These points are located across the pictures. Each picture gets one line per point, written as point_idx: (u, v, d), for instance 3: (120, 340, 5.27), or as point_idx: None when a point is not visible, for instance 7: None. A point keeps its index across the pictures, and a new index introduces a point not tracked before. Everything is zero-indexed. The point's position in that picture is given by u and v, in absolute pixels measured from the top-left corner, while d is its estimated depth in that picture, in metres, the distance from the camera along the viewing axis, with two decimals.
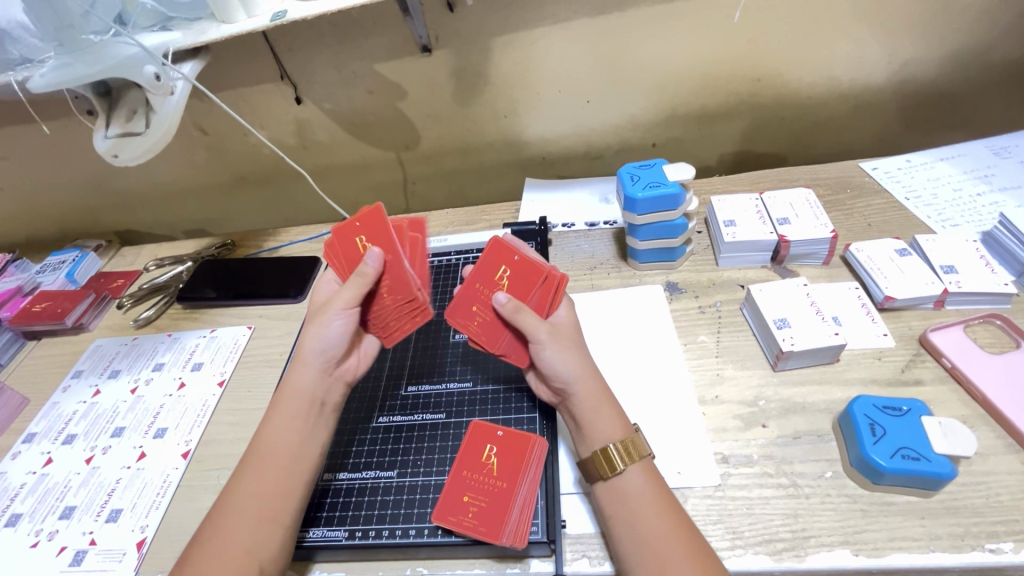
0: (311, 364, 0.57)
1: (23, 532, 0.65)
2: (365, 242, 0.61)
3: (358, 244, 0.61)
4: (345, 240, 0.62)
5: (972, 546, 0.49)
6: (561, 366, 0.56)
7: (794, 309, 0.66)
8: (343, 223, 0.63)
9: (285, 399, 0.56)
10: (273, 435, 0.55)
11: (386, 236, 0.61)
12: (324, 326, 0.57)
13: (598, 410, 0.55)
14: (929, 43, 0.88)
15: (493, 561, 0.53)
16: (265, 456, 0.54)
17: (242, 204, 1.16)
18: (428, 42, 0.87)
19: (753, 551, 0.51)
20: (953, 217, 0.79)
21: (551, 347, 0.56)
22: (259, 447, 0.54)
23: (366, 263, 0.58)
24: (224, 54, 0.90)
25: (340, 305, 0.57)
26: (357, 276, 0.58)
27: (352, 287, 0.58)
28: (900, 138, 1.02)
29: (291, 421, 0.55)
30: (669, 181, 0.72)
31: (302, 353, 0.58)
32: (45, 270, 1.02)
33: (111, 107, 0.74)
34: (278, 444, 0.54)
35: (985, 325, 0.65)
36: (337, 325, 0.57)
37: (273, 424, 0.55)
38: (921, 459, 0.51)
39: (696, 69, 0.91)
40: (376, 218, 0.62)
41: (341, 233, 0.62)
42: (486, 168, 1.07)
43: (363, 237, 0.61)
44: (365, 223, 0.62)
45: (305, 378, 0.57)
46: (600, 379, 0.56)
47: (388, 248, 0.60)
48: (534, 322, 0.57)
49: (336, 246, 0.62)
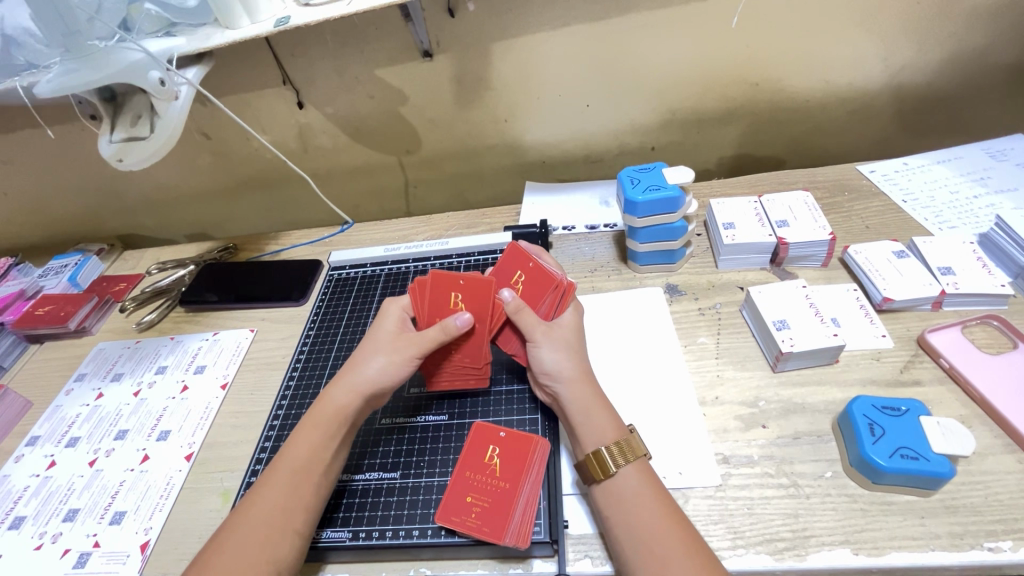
0: (356, 390, 0.58)
1: (27, 535, 0.65)
2: (459, 302, 0.61)
3: (450, 299, 0.62)
4: (440, 293, 0.62)
5: (971, 545, 0.49)
6: (552, 365, 0.58)
7: (793, 311, 0.67)
8: (444, 273, 0.62)
9: (321, 419, 0.57)
10: (300, 449, 0.55)
11: (482, 305, 0.61)
12: (385, 360, 0.59)
13: (589, 413, 0.55)
14: (924, 47, 0.89)
15: (496, 561, 0.53)
16: (288, 466, 0.54)
17: (244, 208, 1.17)
18: (429, 47, 0.88)
19: (754, 551, 0.51)
20: (950, 219, 0.79)
21: (545, 347, 0.59)
22: (284, 460, 0.55)
23: (456, 323, 0.59)
24: (227, 59, 0.91)
25: (411, 353, 0.59)
26: (439, 330, 0.59)
27: (432, 338, 0.59)
28: (897, 141, 1.02)
29: (320, 436, 0.56)
30: (669, 184, 0.73)
31: (352, 377, 0.59)
32: (48, 274, 1.03)
33: (115, 112, 0.75)
34: (302, 456, 0.55)
35: (982, 326, 0.66)
36: (400, 367, 0.59)
37: (301, 439, 0.56)
38: (919, 459, 0.51)
39: (694, 73, 0.92)
40: (483, 287, 0.61)
41: (439, 280, 0.62)
42: (487, 172, 1.08)
43: (459, 294, 0.61)
44: (469, 284, 0.61)
45: (347, 403, 0.57)
46: (592, 384, 0.57)
47: (479, 313, 0.61)
48: (533, 325, 0.59)
49: (430, 292, 0.62)
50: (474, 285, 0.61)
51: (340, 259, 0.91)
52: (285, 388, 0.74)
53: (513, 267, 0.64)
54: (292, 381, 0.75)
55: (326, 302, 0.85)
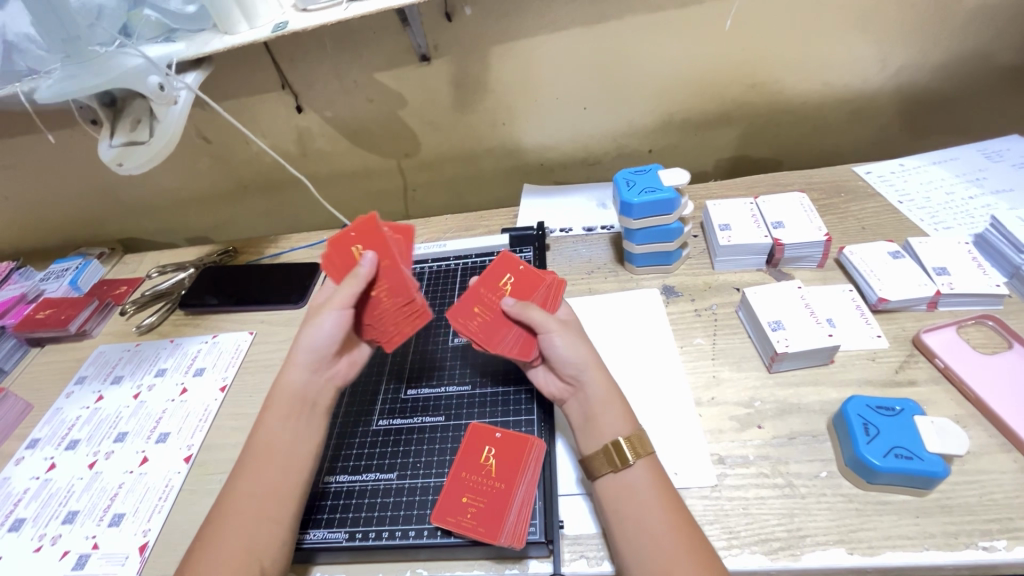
0: (305, 364, 0.58)
1: (27, 537, 0.66)
2: (361, 250, 0.61)
3: (354, 251, 0.62)
4: (343, 251, 0.62)
5: (965, 544, 0.49)
6: (570, 355, 0.57)
7: (788, 311, 0.67)
8: (344, 233, 0.63)
9: (279, 401, 0.57)
10: (266, 435, 0.55)
11: (383, 243, 0.61)
12: (318, 327, 0.58)
13: (609, 403, 0.55)
14: (919, 49, 0.89)
15: (492, 561, 0.53)
16: (259, 454, 0.55)
17: (244, 212, 1.18)
18: (427, 51, 0.89)
19: (749, 550, 0.51)
20: (946, 220, 0.80)
21: (562, 335, 0.57)
22: (252, 449, 0.55)
23: (362, 266, 0.59)
24: (227, 64, 0.92)
25: (336, 307, 0.58)
26: (352, 279, 0.58)
27: (347, 289, 0.58)
28: (894, 142, 1.03)
29: (284, 419, 0.56)
30: (665, 186, 0.73)
31: (296, 354, 0.59)
32: (49, 278, 1.04)
33: (115, 117, 0.76)
34: (271, 442, 0.55)
35: (978, 326, 0.66)
36: (335, 327, 0.58)
37: (266, 426, 0.56)
38: (914, 458, 0.52)
39: (690, 76, 0.92)
40: (371, 228, 0.62)
41: (338, 241, 0.62)
42: (485, 175, 1.08)
43: (358, 245, 0.62)
44: (362, 233, 0.62)
45: (299, 379, 0.58)
46: (609, 373, 0.58)
47: (382, 251, 0.60)
48: (544, 317, 0.58)
49: (334, 256, 0.62)
50: (364, 230, 0.62)
51: None
52: None
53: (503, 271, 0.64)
54: None
55: None
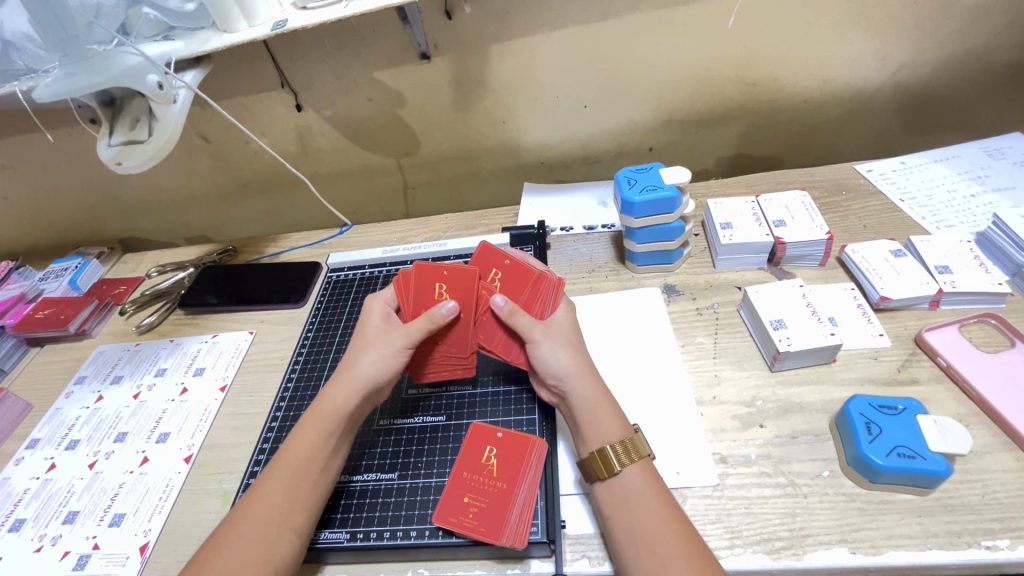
0: (352, 386, 0.58)
1: (27, 537, 0.66)
2: (444, 292, 0.61)
3: (435, 290, 0.61)
4: (427, 282, 0.62)
5: (968, 543, 0.49)
6: (556, 362, 0.57)
7: (790, 310, 0.67)
8: (429, 266, 0.63)
9: (320, 417, 0.56)
10: (302, 449, 0.55)
11: (468, 294, 0.61)
12: (381, 355, 0.58)
13: (595, 411, 0.55)
14: (921, 46, 0.89)
15: (494, 561, 0.53)
16: (289, 466, 0.54)
17: (243, 211, 1.17)
18: (427, 49, 0.88)
19: (751, 550, 0.51)
20: (948, 218, 0.79)
21: (545, 345, 0.57)
22: (285, 458, 0.54)
23: (442, 311, 0.59)
24: (226, 62, 0.92)
25: (401, 343, 0.58)
26: (426, 320, 0.58)
27: (419, 329, 0.58)
28: (895, 140, 1.03)
29: (323, 437, 0.56)
30: (666, 184, 0.73)
31: (351, 373, 0.58)
32: (48, 277, 1.03)
33: (113, 115, 0.75)
34: (304, 456, 0.55)
35: (980, 324, 0.66)
36: (396, 359, 0.58)
37: (301, 438, 0.56)
38: (917, 457, 0.51)
39: (691, 74, 0.92)
40: (467, 277, 0.61)
41: (424, 272, 0.62)
42: (485, 173, 1.08)
43: (443, 284, 0.62)
44: (454, 276, 0.62)
45: (347, 400, 0.57)
46: (598, 380, 0.57)
47: (465, 305, 0.61)
48: (530, 325, 0.58)
49: (414, 282, 0.62)
50: (458, 277, 0.61)
51: (338, 261, 0.91)
52: (284, 389, 0.74)
53: (489, 264, 0.65)
54: (291, 382, 0.75)
55: (324, 305, 0.86)
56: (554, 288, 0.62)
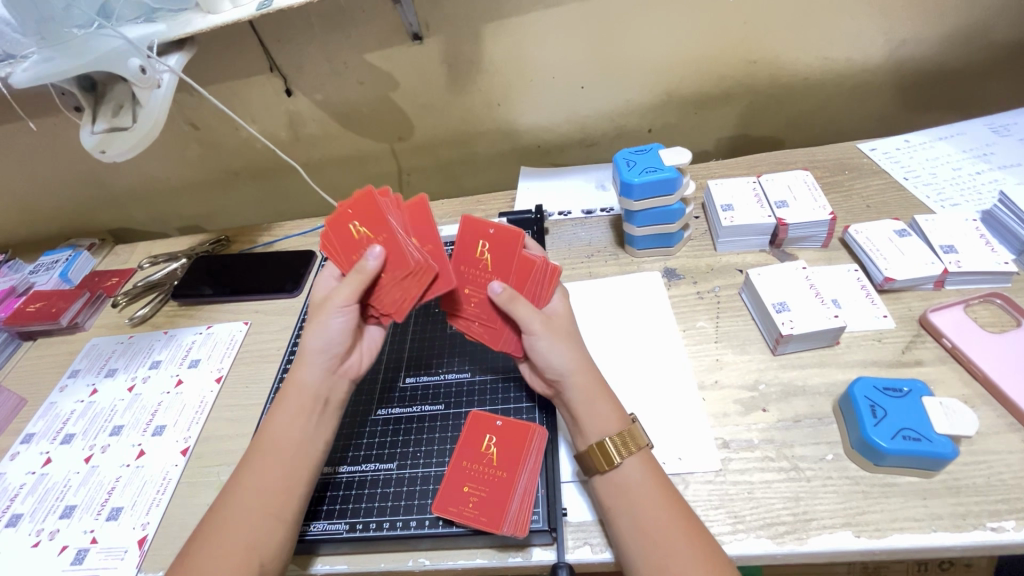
0: (315, 362, 0.57)
1: (24, 533, 0.65)
2: (359, 227, 0.60)
3: (352, 230, 0.61)
4: (343, 229, 0.62)
5: (973, 525, 0.48)
6: (555, 358, 0.55)
7: (793, 292, 0.66)
8: (333, 213, 0.62)
9: (287, 397, 0.56)
10: (276, 432, 0.54)
11: (378, 213, 0.60)
12: (324, 324, 0.57)
13: (593, 401, 0.54)
14: (926, 20, 0.87)
15: (495, 550, 0.52)
16: (268, 451, 0.53)
17: (235, 200, 1.15)
18: (418, 30, 0.86)
19: (754, 535, 0.50)
20: (952, 197, 0.78)
21: (543, 338, 0.55)
22: (263, 443, 0.54)
23: (367, 260, 0.58)
24: (211, 45, 0.89)
25: (339, 300, 0.57)
26: (357, 273, 0.58)
27: (352, 284, 0.57)
28: (898, 119, 1.01)
29: (295, 418, 0.54)
30: (665, 165, 0.71)
31: (308, 351, 0.57)
32: (39, 270, 1.02)
33: (96, 102, 0.73)
34: (281, 441, 0.54)
35: (985, 304, 0.65)
36: (338, 321, 0.57)
37: (277, 423, 0.54)
38: (922, 440, 0.51)
39: (690, 53, 0.90)
40: (366, 199, 0.61)
41: (335, 223, 0.62)
42: (480, 157, 1.06)
43: (354, 222, 0.61)
44: (358, 208, 0.61)
45: (310, 376, 0.56)
46: (597, 372, 0.56)
47: (377, 231, 0.59)
48: (529, 316, 0.56)
49: (333, 239, 0.62)
50: (361, 206, 0.61)
51: None
52: (281, 379, 0.73)
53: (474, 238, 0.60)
54: (287, 373, 0.74)
55: None
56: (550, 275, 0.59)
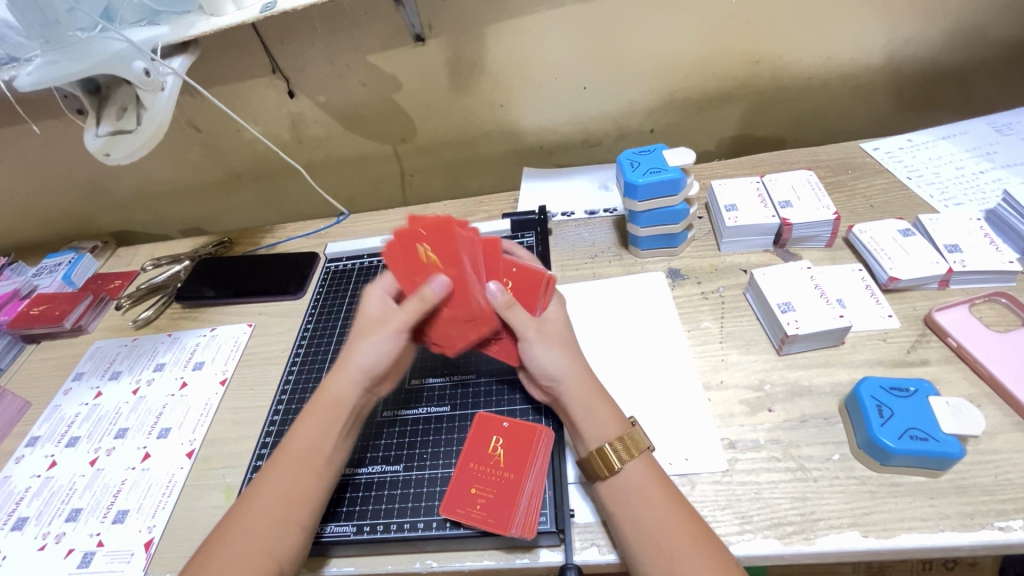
0: (354, 378, 0.56)
1: (30, 536, 0.65)
2: (428, 252, 0.58)
3: (420, 255, 0.59)
4: (410, 248, 0.59)
5: (981, 524, 0.49)
6: (549, 364, 0.55)
7: (798, 292, 0.66)
8: (405, 229, 0.59)
9: (321, 408, 0.55)
10: (304, 440, 0.54)
11: (454, 245, 0.57)
12: (372, 342, 0.56)
13: (591, 409, 0.54)
14: (929, 19, 0.87)
15: (502, 551, 0.52)
16: (289, 456, 0.53)
17: (238, 202, 1.15)
18: (421, 31, 0.86)
19: (762, 535, 0.50)
20: (956, 196, 0.78)
21: (539, 345, 0.56)
22: (289, 449, 0.54)
23: (433, 290, 0.56)
24: (214, 47, 0.89)
25: (393, 326, 0.56)
26: (417, 301, 0.56)
27: (410, 310, 0.56)
28: (901, 118, 1.01)
29: (325, 427, 0.55)
30: (670, 166, 0.71)
31: (345, 365, 0.57)
32: (42, 273, 1.02)
33: (100, 104, 0.73)
34: (305, 448, 0.54)
35: (990, 303, 0.65)
36: (385, 344, 0.56)
37: (303, 430, 0.55)
38: (929, 440, 0.51)
39: (692, 53, 0.90)
40: (444, 230, 0.57)
41: (404, 240, 0.59)
42: (483, 158, 1.06)
43: (426, 245, 0.58)
44: (432, 232, 0.57)
45: (346, 389, 0.56)
46: (593, 379, 0.56)
47: (452, 267, 0.57)
48: (525, 322, 0.57)
49: (398, 253, 0.59)
50: (440, 234, 0.57)
51: (336, 251, 0.90)
52: (286, 382, 0.73)
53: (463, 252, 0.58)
54: (292, 375, 0.74)
55: (323, 296, 0.84)
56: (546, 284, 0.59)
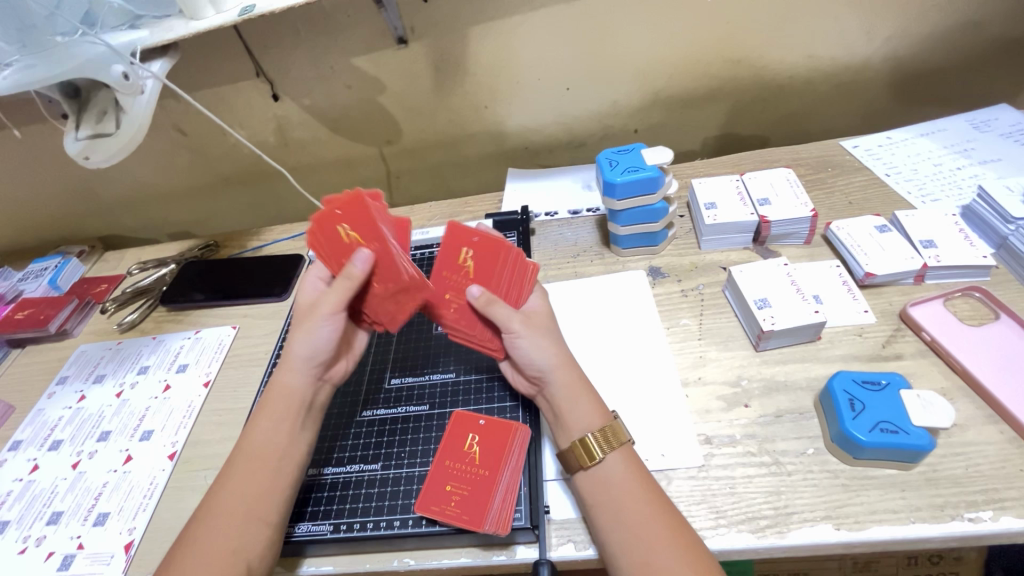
0: (298, 368, 0.57)
1: (10, 539, 0.65)
2: (349, 231, 0.58)
3: (342, 234, 0.58)
4: (331, 230, 0.59)
5: (951, 516, 0.49)
6: (536, 355, 0.55)
7: (775, 289, 0.66)
8: (321, 211, 0.59)
9: (271, 404, 0.56)
10: (256, 438, 0.54)
11: (368, 217, 0.57)
12: (313, 331, 0.57)
13: (576, 399, 0.54)
14: (907, 18, 0.88)
15: (479, 548, 0.53)
16: (249, 456, 0.53)
17: (225, 205, 1.15)
18: (403, 33, 0.86)
19: (735, 529, 0.51)
20: (933, 192, 0.79)
21: (525, 336, 0.56)
22: (243, 451, 0.54)
23: (355, 265, 0.56)
24: (198, 51, 0.89)
25: (327, 309, 0.56)
26: (343, 277, 0.56)
27: (339, 290, 0.56)
28: (882, 115, 1.01)
29: (278, 423, 0.55)
30: (648, 165, 0.72)
31: (289, 357, 0.58)
32: (28, 278, 1.02)
33: (80, 108, 0.73)
34: (263, 446, 0.54)
35: (965, 298, 0.65)
36: (325, 329, 0.57)
37: (258, 429, 0.55)
38: (900, 433, 0.51)
39: (673, 53, 0.91)
40: (355, 204, 0.57)
41: (322, 221, 0.59)
42: (469, 159, 1.07)
43: (343, 224, 0.58)
44: (345, 210, 0.58)
45: (293, 382, 0.57)
46: (577, 368, 0.56)
47: (373, 240, 0.57)
48: (508, 315, 0.56)
49: (321, 238, 0.60)
50: (351, 210, 0.57)
51: None
52: (267, 384, 0.74)
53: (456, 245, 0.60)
54: (273, 376, 0.74)
55: None
56: (529, 272, 0.60)
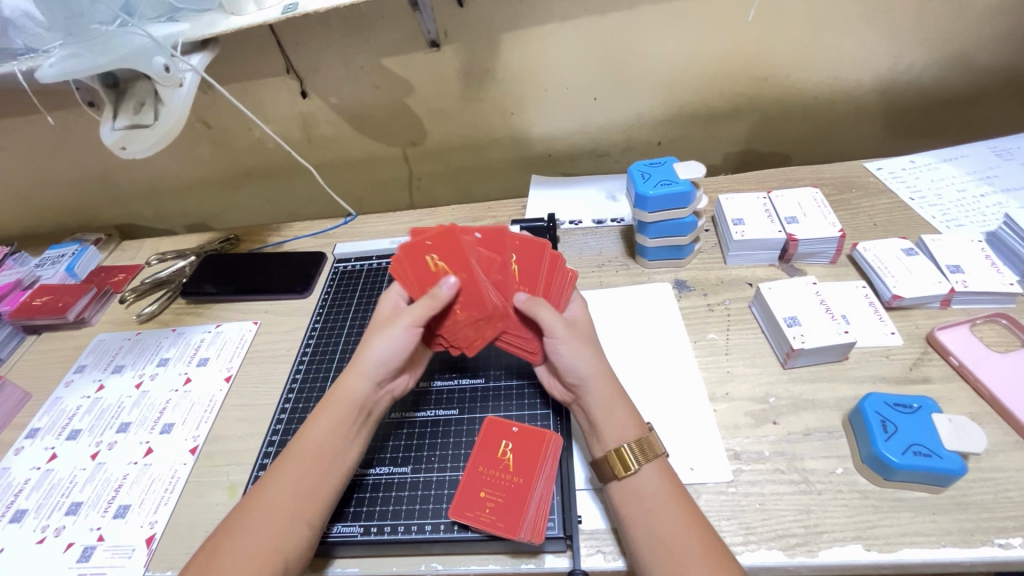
0: (366, 374, 0.57)
1: (28, 529, 0.64)
2: (437, 261, 0.60)
3: (427, 263, 0.60)
4: (416, 260, 0.61)
5: (981, 541, 0.49)
6: (576, 362, 0.56)
7: (804, 307, 0.67)
8: (411, 242, 0.61)
9: (334, 405, 0.56)
10: (314, 437, 0.54)
11: (459, 250, 0.59)
12: (387, 338, 0.57)
13: (613, 410, 0.55)
14: (933, 44, 0.89)
15: (508, 556, 0.52)
16: (302, 456, 0.53)
17: (245, 199, 1.15)
18: (437, 37, 0.87)
19: (766, 546, 0.51)
20: (957, 217, 0.80)
21: (567, 343, 0.56)
22: (298, 448, 0.54)
23: (442, 289, 0.57)
24: (230, 45, 0.90)
25: (407, 322, 0.56)
26: (427, 299, 0.56)
27: (423, 306, 0.56)
28: (904, 138, 1.02)
29: (337, 427, 0.55)
30: (680, 179, 0.72)
31: (360, 361, 0.57)
32: (45, 264, 1.01)
33: (117, 98, 0.73)
34: (318, 447, 0.54)
35: (991, 324, 0.66)
36: (400, 339, 0.57)
37: (317, 427, 0.55)
38: (932, 456, 0.52)
39: (702, 68, 0.91)
40: (448, 236, 0.60)
41: (409, 250, 0.61)
42: (492, 164, 1.07)
43: (433, 256, 0.60)
44: (437, 241, 0.60)
45: (358, 388, 0.56)
46: (614, 379, 0.56)
47: (460, 267, 0.59)
48: (553, 320, 0.57)
49: (407, 266, 0.61)
50: (441, 240, 0.60)
51: (344, 252, 0.91)
52: (292, 381, 0.74)
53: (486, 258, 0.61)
54: (299, 374, 0.74)
55: (330, 297, 0.85)
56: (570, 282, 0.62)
